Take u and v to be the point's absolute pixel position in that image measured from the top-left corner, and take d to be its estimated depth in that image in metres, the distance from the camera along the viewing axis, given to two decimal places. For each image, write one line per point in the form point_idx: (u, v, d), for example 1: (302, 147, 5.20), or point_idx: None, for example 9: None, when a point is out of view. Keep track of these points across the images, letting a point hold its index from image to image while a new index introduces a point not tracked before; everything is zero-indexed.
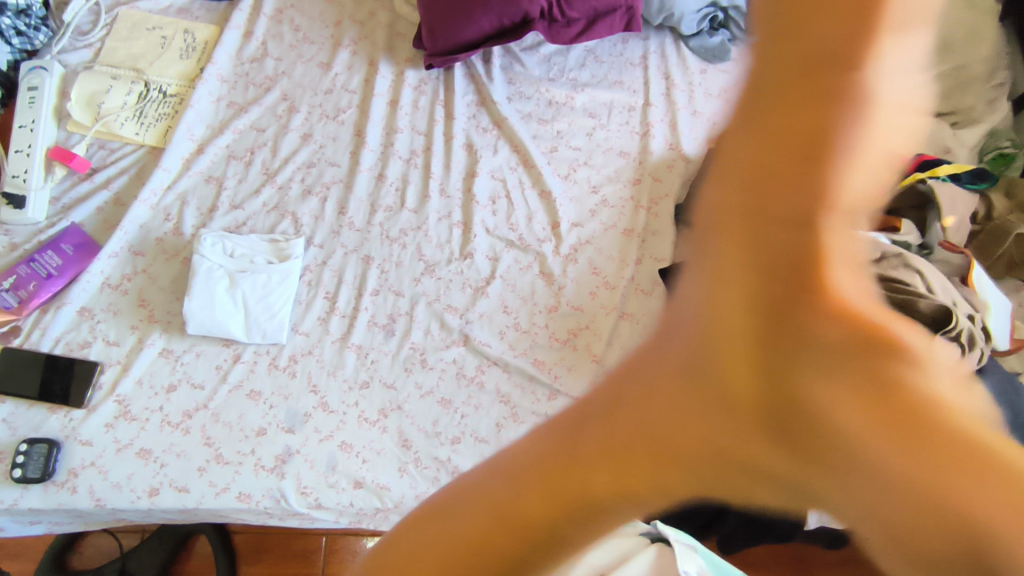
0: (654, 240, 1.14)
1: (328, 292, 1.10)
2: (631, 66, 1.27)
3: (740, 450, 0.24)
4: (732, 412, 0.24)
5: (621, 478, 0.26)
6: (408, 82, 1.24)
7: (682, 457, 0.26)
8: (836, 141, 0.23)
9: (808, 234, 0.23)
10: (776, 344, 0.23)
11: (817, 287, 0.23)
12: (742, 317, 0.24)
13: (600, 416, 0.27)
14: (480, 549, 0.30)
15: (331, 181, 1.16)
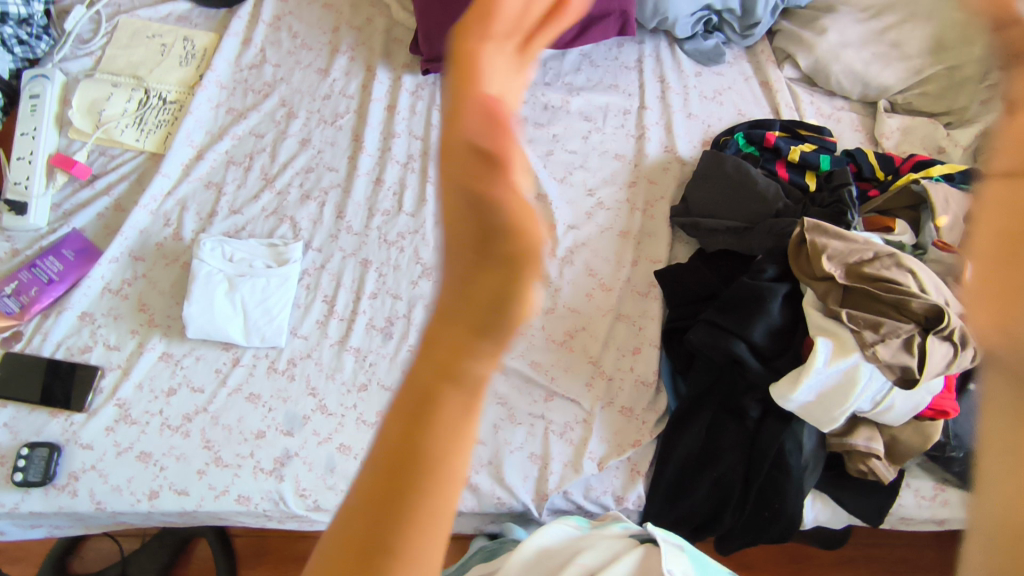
0: (650, 242, 1.15)
1: (326, 295, 1.10)
2: (627, 70, 1.28)
3: (469, 283, 0.33)
4: (458, 276, 0.34)
5: (460, 380, 0.32)
6: (405, 87, 1.25)
7: (496, 347, 0.33)
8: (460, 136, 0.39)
9: (457, 164, 0.37)
10: (486, 194, 0.31)
11: (466, 173, 0.36)
12: (453, 228, 0.36)
13: (423, 349, 0.34)
14: (375, 515, 0.32)
15: (329, 185, 1.17)
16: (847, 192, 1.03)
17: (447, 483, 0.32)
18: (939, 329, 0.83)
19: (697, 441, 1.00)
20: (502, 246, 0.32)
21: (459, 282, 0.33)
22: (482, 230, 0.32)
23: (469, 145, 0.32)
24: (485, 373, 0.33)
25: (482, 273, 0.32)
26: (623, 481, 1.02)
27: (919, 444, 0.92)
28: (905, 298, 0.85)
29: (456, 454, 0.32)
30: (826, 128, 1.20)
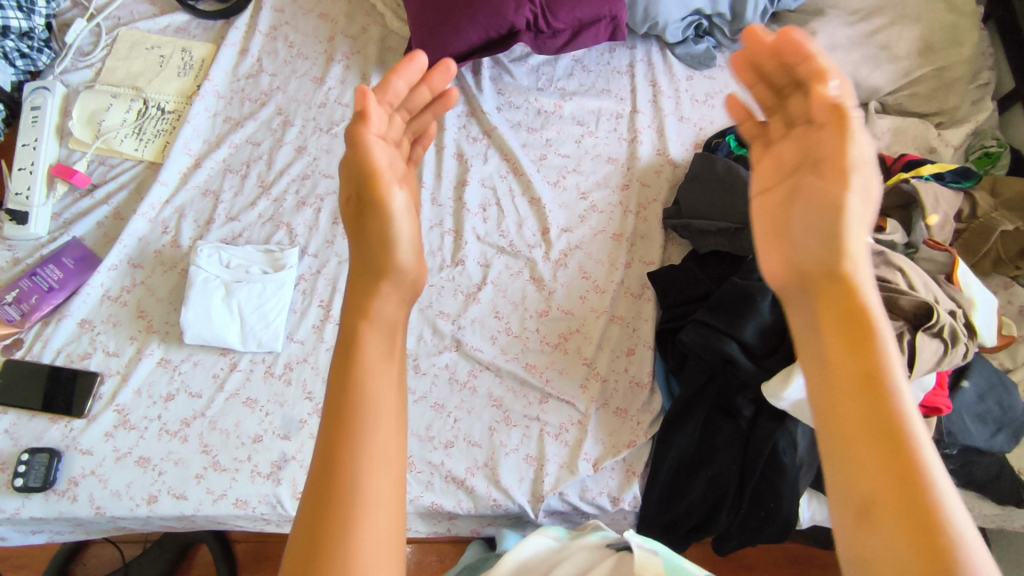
0: (643, 244, 1.16)
1: (322, 300, 1.12)
2: (619, 74, 1.30)
3: (379, 276, 0.64)
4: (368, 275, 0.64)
5: (374, 318, 0.61)
6: None
7: (388, 297, 0.63)
8: (357, 196, 0.65)
9: (359, 211, 0.66)
10: (383, 228, 0.64)
11: (366, 217, 0.65)
12: (367, 248, 0.64)
13: (347, 315, 0.62)
14: (339, 411, 0.55)
15: (325, 192, 1.19)
16: None
17: (372, 376, 0.58)
18: (927, 324, 0.84)
19: (691, 441, 1.00)
20: (386, 248, 0.65)
21: (369, 278, 0.64)
22: (379, 245, 0.65)
23: (384, 195, 0.64)
24: (388, 312, 0.63)
25: (379, 254, 0.64)
26: (618, 481, 1.02)
27: None
28: (892, 294, 0.86)
29: (384, 390, 0.58)
30: None
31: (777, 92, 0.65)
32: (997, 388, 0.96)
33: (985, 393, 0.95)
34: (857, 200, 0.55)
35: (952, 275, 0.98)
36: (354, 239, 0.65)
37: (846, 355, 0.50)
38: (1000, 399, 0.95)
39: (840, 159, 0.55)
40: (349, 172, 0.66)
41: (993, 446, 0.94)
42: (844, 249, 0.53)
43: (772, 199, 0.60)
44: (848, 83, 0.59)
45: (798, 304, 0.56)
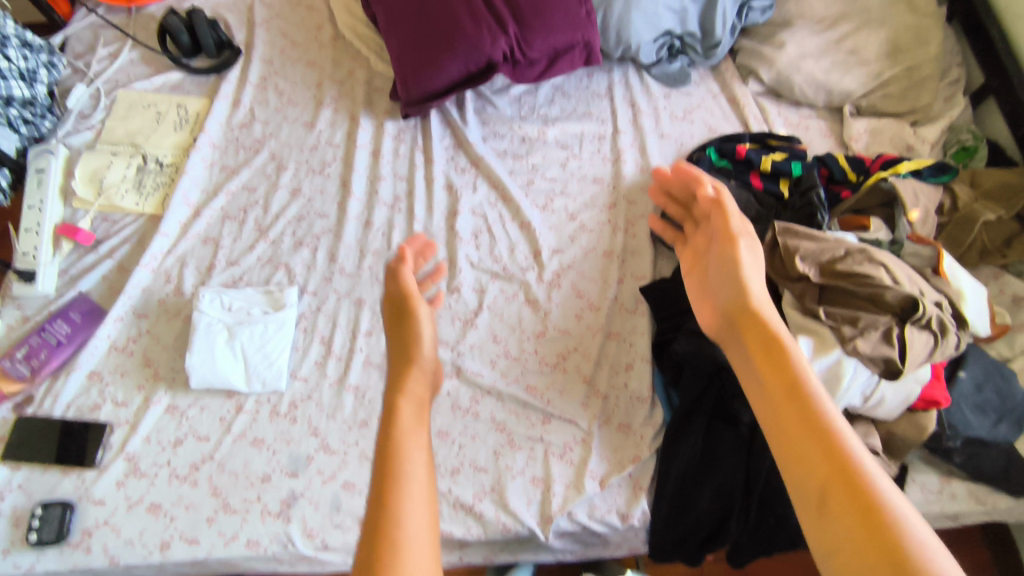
0: (634, 259, 1.18)
1: (323, 336, 1.14)
2: (598, 97, 1.34)
3: (411, 356, 0.84)
4: (402, 358, 0.84)
5: (409, 393, 0.77)
6: (388, 133, 1.30)
7: (417, 376, 0.81)
8: (395, 304, 0.91)
9: (393, 314, 0.91)
10: (410, 321, 0.89)
11: (402, 318, 0.90)
12: (402, 338, 0.87)
13: (388, 389, 0.79)
14: (382, 472, 0.66)
15: (321, 231, 1.22)
16: (817, 195, 1.05)
17: (409, 432, 0.71)
18: (915, 318, 0.85)
19: (695, 450, 1.01)
20: (412, 335, 0.87)
21: (401, 361, 0.83)
22: (411, 337, 0.87)
23: (416, 301, 0.91)
24: (417, 388, 0.78)
25: (409, 349, 0.85)
26: (626, 497, 1.02)
27: (914, 436, 0.92)
28: (876, 292, 0.86)
29: (416, 440, 0.70)
30: (795, 138, 1.24)
31: (685, 210, 1.05)
32: (995, 377, 0.96)
33: (982, 383, 0.96)
34: (747, 257, 0.82)
35: (937, 265, 1.00)
36: (393, 338, 0.89)
37: (771, 360, 0.68)
38: (1000, 389, 0.95)
39: (730, 235, 0.86)
40: (391, 289, 0.93)
41: (996, 436, 0.94)
42: (747, 288, 0.78)
43: (695, 272, 0.90)
44: (723, 190, 0.95)
45: (730, 335, 0.77)
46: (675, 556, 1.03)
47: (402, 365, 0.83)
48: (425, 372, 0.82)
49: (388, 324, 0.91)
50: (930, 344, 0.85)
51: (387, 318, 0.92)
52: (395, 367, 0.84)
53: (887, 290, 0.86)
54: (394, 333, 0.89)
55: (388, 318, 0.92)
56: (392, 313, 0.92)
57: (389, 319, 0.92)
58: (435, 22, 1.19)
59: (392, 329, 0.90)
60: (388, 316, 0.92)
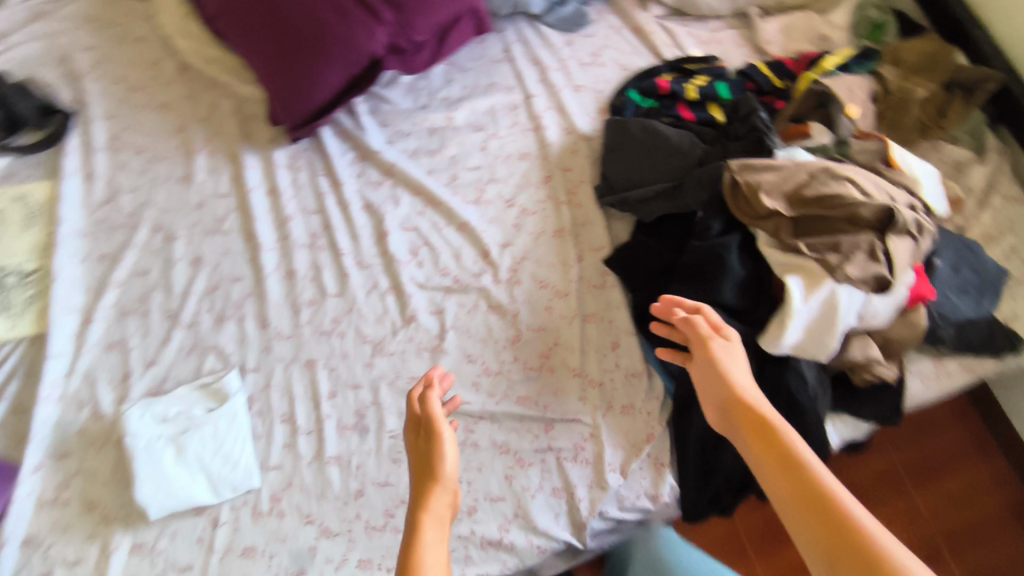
0: (587, 231, 1.10)
1: (283, 414, 1.01)
2: (498, 64, 1.21)
3: (432, 474, 0.76)
4: (422, 474, 0.77)
5: (431, 519, 0.71)
6: (280, 164, 1.13)
7: (441, 499, 0.73)
8: (416, 416, 0.83)
9: (413, 425, 0.83)
10: (429, 436, 0.80)
11: (424, 429, 0.81)
12: (421, 453, 0.79)
13: (411, 514, 0.72)
14: None
15: (241, 298, 1.07)
16: (758, 119, 0.96)
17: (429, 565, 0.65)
18: (893, 229, 0.83)
19: (709, 414, 0.98)
20: (430, 448, 0.79)
21: (421, 479, 0.76)
22: (431, 450, 0.78)
23: (436, 414, 0.81)
24: (439, 505, 0.72)
25: (431, 470, 0.76)
26: (651, 478, 1.00)
27: (908, 335, 0.93)
28: (852, 211, 0.83)
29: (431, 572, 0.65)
30: (712, 56, 1.18)
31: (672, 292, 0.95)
32: (966, 256, 0.96)
33: (958, 264, 0.96)
34: (726, 352, 0.78)
35: (888, 154, 0.98)
36: (413, 451, 0.81)
37: (767, 453, 0.66)
38: (973, 265, 0.96)
39: (699, 332, 0.80)
40: (413, 403, 0.84)
41: (982, 313, 0.95)
42: (729, 376, 0.74)
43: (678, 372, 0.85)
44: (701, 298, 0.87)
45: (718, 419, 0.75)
46: (710, 513, 1.03)
47: (422, 482, 0.75)
48: (452, 492, 0.75)
49: (410, 435, 0.83)
50: (911, 249, 0.85)
51: (409, 431, 0.83)
52: (416, 482, 0.76)
53: (862, 205, 0.83)
54: (413, 445, 0.81)
55: (410, 429, 0.83)
56: (413, 423, 0.83)
57: (410, 429, 0.83)
58: (300, 30, 1.02)
59: (413, 442, 0.82)
60: (410, 425, 0.84)
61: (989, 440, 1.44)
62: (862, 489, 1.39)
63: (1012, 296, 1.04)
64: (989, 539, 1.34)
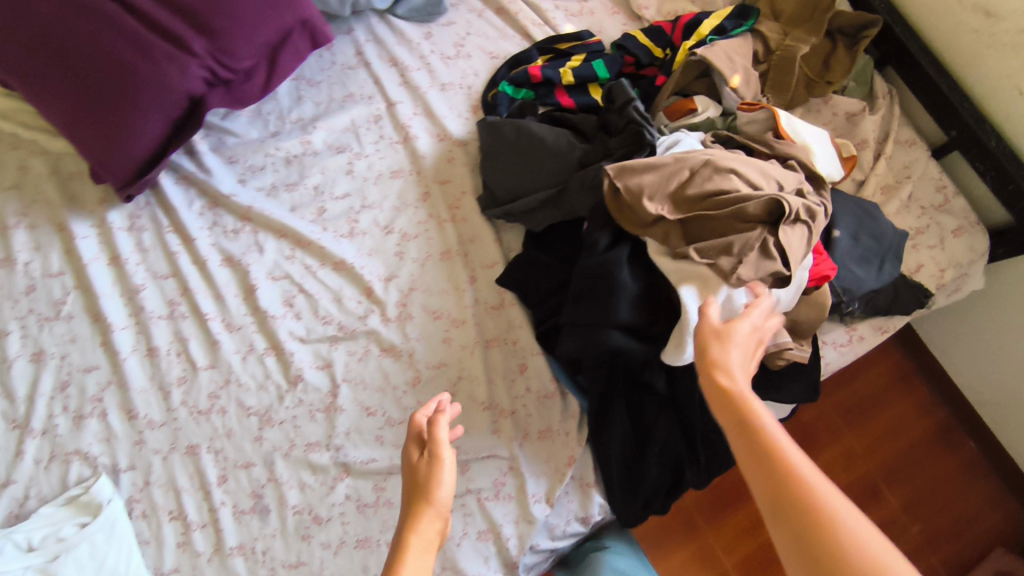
0: (475, 248, 1.01)
1: (171, 510, 0.91)
2: (351, 70, 1.07)
3: (420, 502, 0.66)
4: (412, 500, 0.67)
5: (412, 551, 0.61)
6: (118, 227, 0.99)
7: (428, 524, 0.64)
8: (417, 430, 0.73)
9: (414, 440, 0.72)
10: (428, 455, 0.69)
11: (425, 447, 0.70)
12: (414, 473, 0.69)
13: (395, 547, 0.62)
14: None
15: (99, 389, 0.94)
16: (634, 109, 0.87)
17: None
18: (783, 222, 0.77)
19: (626, 427, 0.92)
20: (425, 469, 0.68)
21: (409, 505, 0.66)
22: (425, 473, 0.68)
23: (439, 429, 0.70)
24: (429, 529, 0.64)
25: (421, 495, 0.66)
26: (579, 501, 0.95)
27: (815, 316, 0.87)
28: (739, 207, 0.76)
29: None
30: (586, 30, 1.06)
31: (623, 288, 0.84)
32: (865, 222, 0.91)
33: (857, 232, 0.90)
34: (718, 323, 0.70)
35: (778, 126, 0.89)
36: (410, 468, 0.70)
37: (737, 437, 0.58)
38: (872, 231, 0.91)
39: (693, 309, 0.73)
40: (419, 415, 0.73)
41: (885, 281, 0.90)
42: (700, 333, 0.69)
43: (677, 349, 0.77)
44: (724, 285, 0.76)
45: None
46: (648, 514, 0.97)
47: (410, 508, 0.66)
48: (442, 515, 0.66)
49: (409, 449, 0.72)
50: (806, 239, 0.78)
51: (410, 446, 0.72)
52: (406, 507, 0.66)
53: (747, 200, 0.76)
54: (410, 460, 0.71)
55: (410, 442, 0.73)
56: (414, 437, 0.72)
57: (409, 443, 0.72)
58: (88, 59, 0.83)
59: (410, 455, 0.71)
60: (411, 439, 0.73)
61: (912, 368, 1.39)
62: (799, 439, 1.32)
63: (914, 248, 1.00)
64: (920, 468, 1.31)
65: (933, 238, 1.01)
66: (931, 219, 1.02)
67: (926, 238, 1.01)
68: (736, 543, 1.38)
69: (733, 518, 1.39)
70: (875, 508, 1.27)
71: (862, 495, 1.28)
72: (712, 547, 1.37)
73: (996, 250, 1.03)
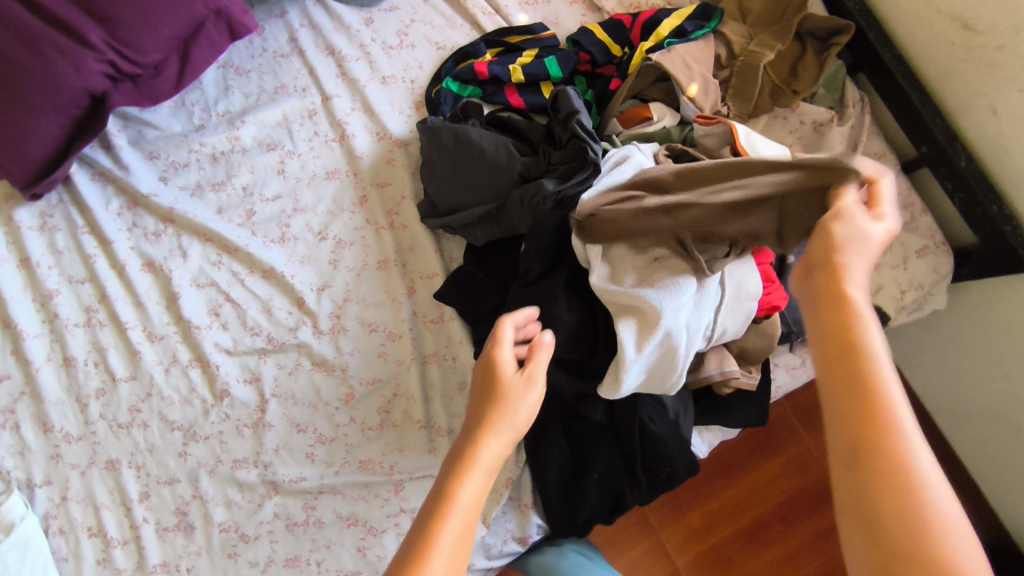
0: (414, 257, 0.95)
1: (89, 528, 0.88)
2: (284, 58, 1.02)
3: (498, 420, 0.58)
4: (489, 417, 0.59)
5: (478, 470, 0.55)
6: (29, 226, 0.94)
7: (498, 440, 0.57)
8: (503, 336, 0.64)
9: (500, 343, 0.63)
10: (515, 372, 0.61)
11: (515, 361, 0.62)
12: (493, 386, 0.61)
13: (461, 464, 0.55)
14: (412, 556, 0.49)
15: (11, 399, 0.90)
16: (578, 122, 0.80)
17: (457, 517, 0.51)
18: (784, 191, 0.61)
19: (563, 452, 0.89)
20: (507, 386, 0.60)
21: (482, 422, 0.58)
22: (510, 390, 0.60)
23: (537, 347, 0.62)
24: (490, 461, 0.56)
25: (501, 409, 0.59)
26: (516, 521, 0.92)
27: (764, 345, 0.83)
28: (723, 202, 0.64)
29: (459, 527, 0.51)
30: (540, 22, 0.99)
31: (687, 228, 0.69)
32: None
33: None
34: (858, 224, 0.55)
35: (740, 145, 0.80)
36: (485, 378, 0.62)
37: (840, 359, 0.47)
38: None
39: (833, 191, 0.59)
40: (511, 322, 0.65)
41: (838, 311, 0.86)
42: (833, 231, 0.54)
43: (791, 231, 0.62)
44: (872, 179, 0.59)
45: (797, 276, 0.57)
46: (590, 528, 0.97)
47: (488, 422, 0.58)
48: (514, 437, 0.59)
49: (485, 353, 0.63)
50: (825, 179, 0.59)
51: (492, 349, 0.63)
52: (481, 420, 0.58)
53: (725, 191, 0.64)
54: (482, 368, 0.63)
55: (491, 343, 0.64)
56: (495, 341, 0.63)
57: (489, 347, 0.63)
58: None
59: (484, 361, 0.63)
60: (491, 343, 0.64)
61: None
62: (759, 440, 1.28)
63: (876, 269, 0.96)
64: None
65: (896, 259, 0.96)
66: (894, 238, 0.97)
67: (888, 258, 0.96)
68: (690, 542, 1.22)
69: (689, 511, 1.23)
70: (823, 514, 1.23)
71: (815, 498, 1.24)
72: (662, 540, 1.22)
73: (959, 271, 0.98)
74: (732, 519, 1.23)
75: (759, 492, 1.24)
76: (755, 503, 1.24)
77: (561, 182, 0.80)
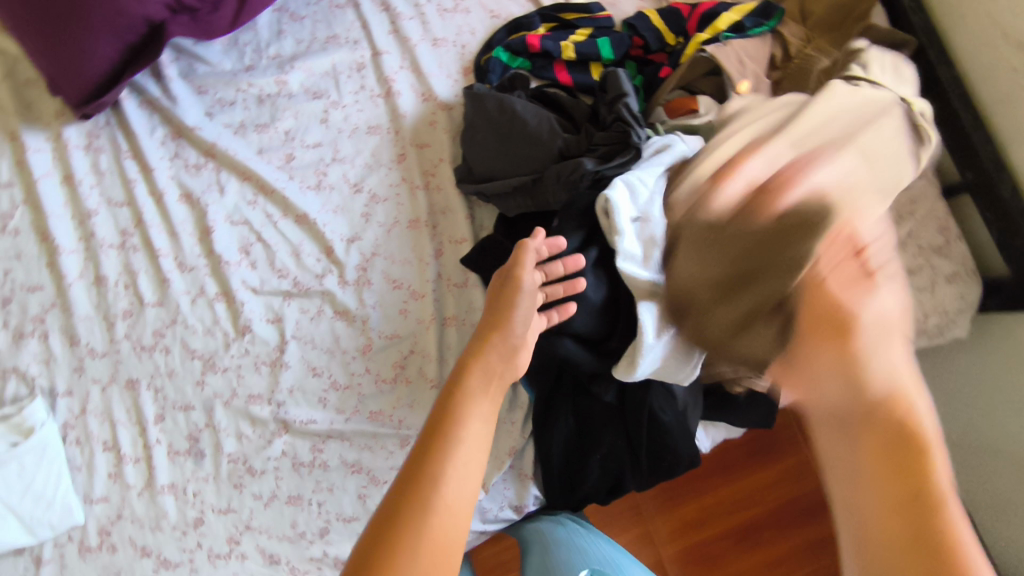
0: (445, 221, 0.97)
1: (105, 441, 0.91)
2: (339, 9, 1.03)
3: (496, 327, 0.64)
4: (489, 322, 0.66)
5: (476, 370, 0.59)
6: (75, 144, 0.96)
7: (495, 347, 0.62)
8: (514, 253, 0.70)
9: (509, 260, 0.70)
10: (512, 278, 0.68)
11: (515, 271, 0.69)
12: (496, 297, 0.68)
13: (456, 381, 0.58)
14: (412, 479, 0.50)
15: (41, 309, 0.92)
16: (626, 105, 0.81)
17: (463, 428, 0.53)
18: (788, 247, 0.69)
19: (570, 429, 0.91)
20: (508, 293, 0.67)
21: (484, 327, 0.65)
22: (509, 297, 0.67)
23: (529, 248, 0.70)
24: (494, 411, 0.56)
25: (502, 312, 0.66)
26: (515, 490, 0.95)
27: None
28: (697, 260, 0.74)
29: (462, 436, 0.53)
30: (597, 3, 0.99)
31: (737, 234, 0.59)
32: None
33: None
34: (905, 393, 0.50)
35: None
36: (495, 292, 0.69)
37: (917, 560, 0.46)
38: None
39: None
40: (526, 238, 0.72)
41: None
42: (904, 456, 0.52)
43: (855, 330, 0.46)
44: None
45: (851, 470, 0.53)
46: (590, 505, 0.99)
47: (484, 324, 0.66)
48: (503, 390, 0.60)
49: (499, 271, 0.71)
50: (795, 232, 0.69)
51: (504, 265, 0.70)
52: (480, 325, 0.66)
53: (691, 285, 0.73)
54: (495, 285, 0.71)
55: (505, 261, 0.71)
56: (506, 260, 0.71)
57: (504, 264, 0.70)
58: None
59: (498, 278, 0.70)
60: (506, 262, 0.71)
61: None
62: (762, 445, 1.28)
63: None
64: None
65: (923, 281, 0.96)
66: (925, 260, 0.97)
67: (916, 279, 0.96)
68: (683, 533, 1.25)
69: (685, 504, 1.26)
70: (815, 525, 1.23)
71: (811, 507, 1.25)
72: (655, 536, 1.25)
73: (984, 302, 0.98)
74: (723, 521, 1.25)
75: (755, 494, 1.26)
76: (750, 505, 1.25)
77: (601, 162, 0.81)
